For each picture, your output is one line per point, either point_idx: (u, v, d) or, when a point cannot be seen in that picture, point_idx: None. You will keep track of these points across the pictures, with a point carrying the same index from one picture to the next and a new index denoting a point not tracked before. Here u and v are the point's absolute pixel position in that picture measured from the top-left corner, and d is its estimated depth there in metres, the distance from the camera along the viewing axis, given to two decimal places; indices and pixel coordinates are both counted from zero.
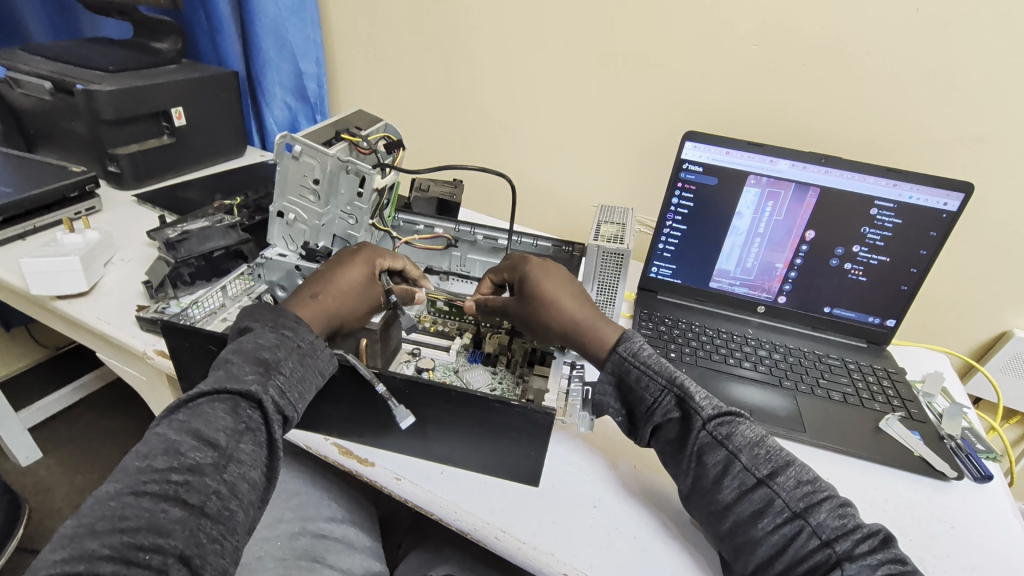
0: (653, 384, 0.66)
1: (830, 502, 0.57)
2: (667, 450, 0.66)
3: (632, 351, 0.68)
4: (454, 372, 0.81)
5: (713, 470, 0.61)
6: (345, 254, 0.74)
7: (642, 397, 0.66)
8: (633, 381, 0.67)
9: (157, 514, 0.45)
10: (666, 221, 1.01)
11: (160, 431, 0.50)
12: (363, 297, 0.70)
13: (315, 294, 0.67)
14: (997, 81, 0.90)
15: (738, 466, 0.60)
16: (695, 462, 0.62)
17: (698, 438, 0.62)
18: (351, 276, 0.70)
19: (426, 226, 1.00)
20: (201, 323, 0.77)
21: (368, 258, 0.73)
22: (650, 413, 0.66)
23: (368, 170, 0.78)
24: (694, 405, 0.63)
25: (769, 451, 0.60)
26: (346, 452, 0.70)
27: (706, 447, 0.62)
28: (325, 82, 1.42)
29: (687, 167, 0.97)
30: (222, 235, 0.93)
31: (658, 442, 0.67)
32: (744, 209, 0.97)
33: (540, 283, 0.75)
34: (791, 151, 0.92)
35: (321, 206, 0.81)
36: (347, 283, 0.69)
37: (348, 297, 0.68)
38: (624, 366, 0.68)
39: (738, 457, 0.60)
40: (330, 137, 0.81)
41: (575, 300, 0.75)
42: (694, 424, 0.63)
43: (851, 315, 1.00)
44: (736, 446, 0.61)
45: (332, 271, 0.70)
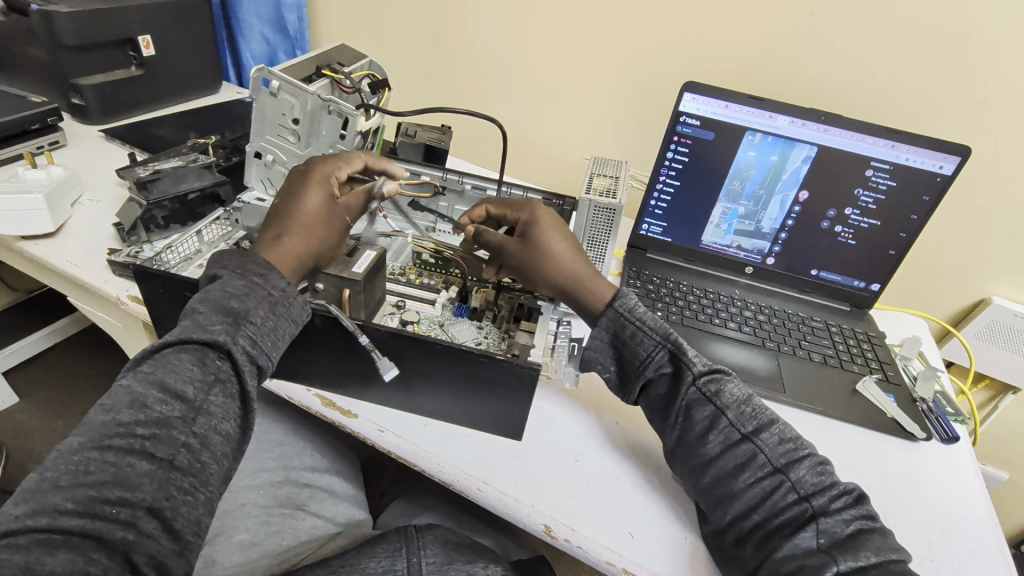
0: (647, 340, 0.66)
1: (810, 460, 0.59)
2: (655, 406, 0.66)
3: (627, 307, 0.68)
4: (439, 326, 0.80)
5: (700, 425, 0.61)
6: (294, 178, 0.69)
7: (636, 352, 0.66)
8: (627, 336, 0.67)
9: (124, 467, 0.44)
10: (659, 177, 0.99)
11: (125, 384, 0.49)
12: (330, 221, 0.68)
13: (280, 235, 0.64)
14: (1007, 41, 0.87)
15: (724, 422, 0.60)
16: (683, 417, 0.63)
17: (687, 394, 0.62)
18: (312, 204, 0.67)
19: (412, 173, 0.96)
20: (175, 269, 0.73)
21: (320, 178, 0.69)
22: (642, 368, 0.65)
23: (351, 111, 0.74)
24: (686, 361, 0.63)
25: (755, 409, 0.61)
26: (329, 403, 0.69)
27: (694, 404, 0.62)
28: (305, 14, 1.32)
29: (685, 120, 0.93)
30: (197, 176, 0.89)
31: (647, 399, 0.67)
32: (740, 166, 0.95)
33: (548, 232, 0.74)
34: (791, 107, 0.89)
35: (301, 148, 0.77)
36: (309, 212, 0.67)
37: (317, 226, 0.67)
38: (619, 322, 0.68)
39: (725, 413, 0.61)
40: (311, 73, 0.76)
41: (578, 252, 0.74)
42: (684, 380, 0.63)
43: (837, 278, 1.00)
44: (725, 403, 0.61)
45: (291, 204, 0.67)
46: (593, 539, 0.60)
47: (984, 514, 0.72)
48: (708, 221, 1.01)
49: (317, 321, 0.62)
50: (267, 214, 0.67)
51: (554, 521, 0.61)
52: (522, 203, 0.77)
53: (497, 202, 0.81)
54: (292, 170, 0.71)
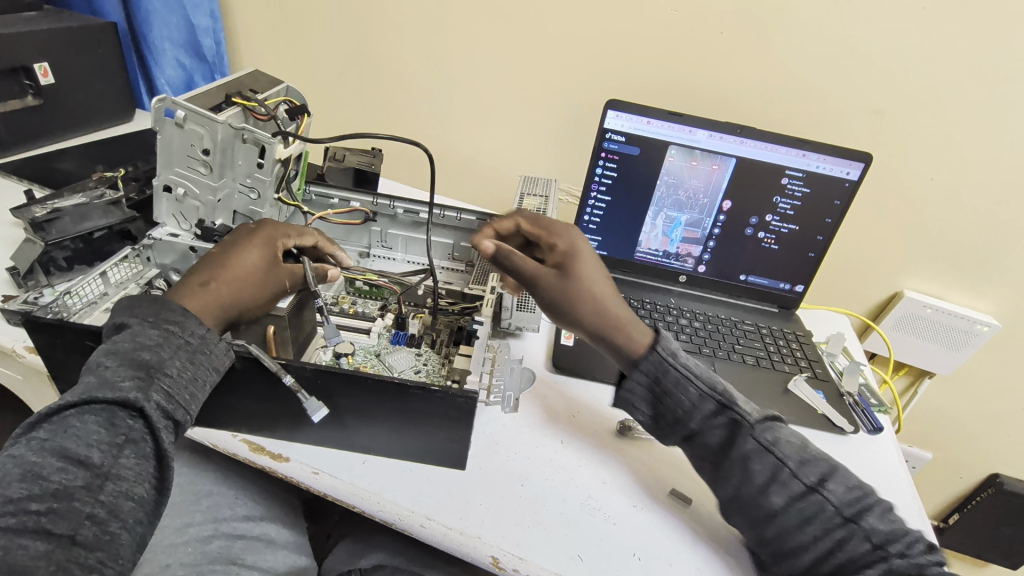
0: (692, 389, 0.66)
1: (878, 507, 0.60)
2: (704, 456, 0.65)
3: (670, 351, 0.68)
4: (375, 355, 0.78)
5: (760, 477, 0.61)
6: (240, 233, 0.65)
7: (680, 401, 0.66)
8: (672, 383, 0.67)
9: (14, 551, 0.39)
10: (591, 192, 1.00)
11: (15, 452, 0.44)
12: (264, 282, 0.62)
13: (204, 283, 0.59)
14: (893, 56, 0.95)
15: (786, 473, 0.61)
16: (740, 468, 0.62)
17: (744, 444, 0.63)
18: (249, 259, 0.62)
19: (341, 200, 0.94)
20: (77, 317, 0.67)
21: (267, 237, 0.65)
22: (687, 419, 0.66)
23: (268, 139, 0.71)
24: (741, 412, 0.64)
25: (815, 458, 0.63)
26: (257, 448, 0.65)
27: (752, 455, 0.62)
28: (223, 38, 1.28)
29: (610, 137, 0.96)
30: (102, 213, 0.83)
31: (692, 447, 0.66)
32: (667, 177, 0.98)
33: (589, 266, 0.70)
34: (708, 122, 0.93)
35: (214, 180, 0.73)
36: (242, 268, 0.61)
37: (246, 284, 0.61)
38: (662, 366, 0.67)
39: (786, 462, 0.61)
40: (220, 103, 0.73)
41: (615, 294, 0.72)
42: (741, 431, 0.63)
43: (764, 282, 1.05)
44: (784, 452, 0.62)
45: (226, 254, 0.62)
46: (542, 565, 0.59)
47: (911, 500, 0.76)
48: (654, 229, 1.02)
49: (236, 363, 0.58)
50: (198, 261, 0.62)
51: (502, 551, 0.59)
52: (562, 228, 0.72)
53: (531, 222, 0.75)
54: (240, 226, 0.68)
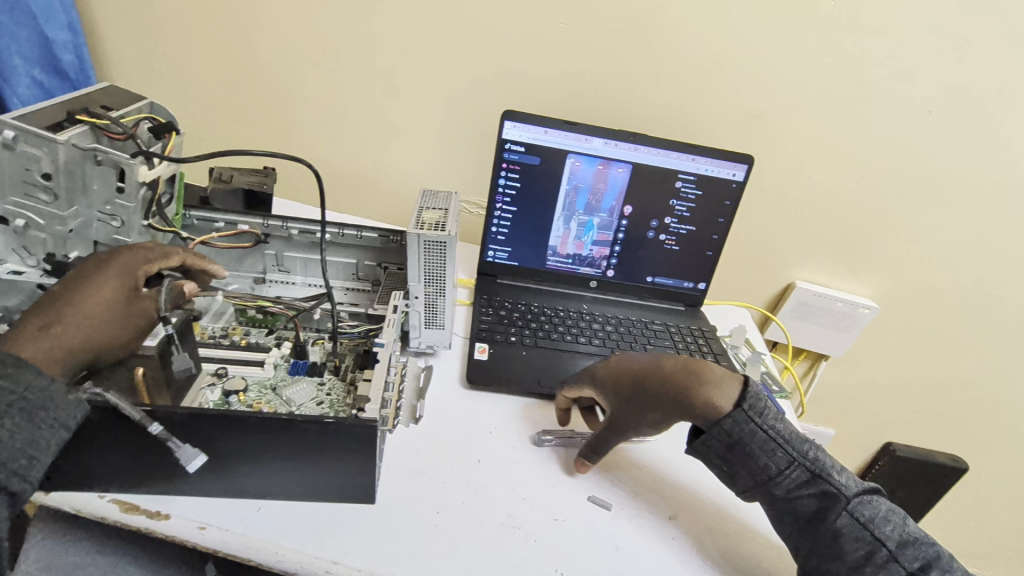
0: (781, 454, 0.65)
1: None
2: (789, 522, 0.65)
3: (757, 410, 0.67)
4: (272, 389, 0.72)
5: (856, 555, 0.61)
6: (91, 265, 0.59)
7: (766, 464, 0.66)
8: (756, 445, 0.66)
9: None
10: (496, 203, 1.01)
11: None
12: (122, 313, 0.57)
13: (48, 327, 0.53)
14: (763, 65, 1.02)
15: (884, 555, 0.60)
16: (831, 541, 0.62)
17: (839, 517, 0.62)
18: (101, 292, 0.57)
19: (227, 223, 0.88)
20: None
21: (122, 266, 0.59)
22: (773, 483, 0.65)
23: (127, 159, 0.65)
24: (838, 485, 0.63)
25: (919, 546, 0.61)
26: (131, 508, 0.57)
27: (846, 529, 0.61)
28: (86, 53, 1.18)
29: (510, 147, 0.96)
30: None
31: (774, 510, 0.66)
32: (570, 182, 0.99)
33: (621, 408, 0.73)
34: (603, 130, 0.96)
35: (62, 208, 0.65)
36: (93, 304, 0.56)
37: (100, 320, 0.55)
38: (748, 429, 0.66)
39: (886, 544, 0.61)
40: (61, 120, 0.65)
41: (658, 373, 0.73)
42: (838, 505, 0.62)
43: (669, 282, 1.09)
44: (882, 532, 0.61)
45: (75, 291, 0.56)
46: None
47: None
48: (567, 234, 1.03)
49: (91, 416, 0.50)
50: (41, 302, 0.56)
51: None
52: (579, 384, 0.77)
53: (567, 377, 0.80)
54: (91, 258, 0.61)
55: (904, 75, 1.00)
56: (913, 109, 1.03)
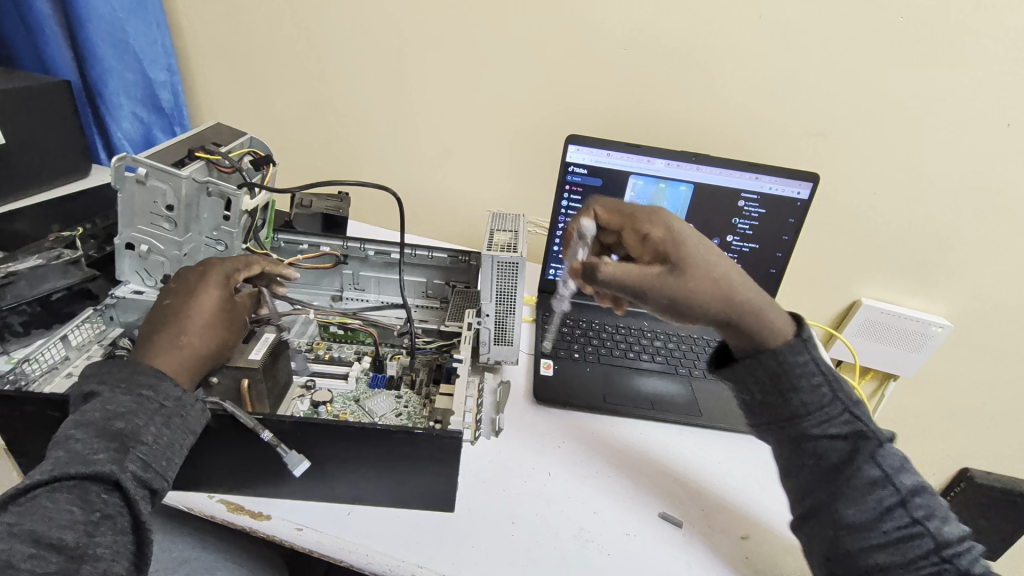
0: (821, 392, 0.64)
1: (975, 553, 0.59)
2: (808, 465, 0.63)
3: (811, 345, 0.65)
4: (354, 401, 0.77)
5: (870, 499, 0.60)
6: (193, 277, 0.64)
7: (803, 398, 0.64)
8: (801, 378, 0.64)
9: None
10: (558, 223, 1.04)
11: None
12: (231, 318, 0.63)
13: (182, 339, 0.58)
14: (827, 82, 1.02)
15: (898, 501, 0.60)
16: (851, 481, 0.61)
17: (864, 460, 0.61)
18: (210, 301, 0.61)
19: (311, 245, 0.95)
20: (38, 384, 0.63)
21: (223, 276, 0.65)
22: (804, 417, 0.64)
23: (233, 191, 0.71)
24: (873, 430, 0.62)
25: (930, 498, 0.61)
26: (236, 508, 0.62)
27: (866, 473, 0.61)
28: (181, 91, 1.30)
29: (573, 169, 1.01)
30: (61, 274, 0.81)
31: (796, 447, 0.64)
32: (633, 201, 1.03)
33: (698, 252, 0.64)
34: (665, 151, 0.99)
35: (179, 234, 0.72)
36: (206, 312, 0.60)
37: (216, 325, 0.60)
38: (798, 360, 0.64)
39: (898, 491, 0.60)
40: (181, 157, 0.73)
41: (736, 270, 0.65)
42: (865, 447, 0.61)
43: None
44: (901, 480, 0.61)
45: (185, 304, 0.60)
46: None
47: None
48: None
49: (210, 421, 0.56)
50: (158, 317, 0.60)
51: None
52: (652, 217, 0.69)
53: (613, 211, 0.76)
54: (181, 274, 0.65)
55: (980, 87, 0.97)
56: (990, 122, 0.99)
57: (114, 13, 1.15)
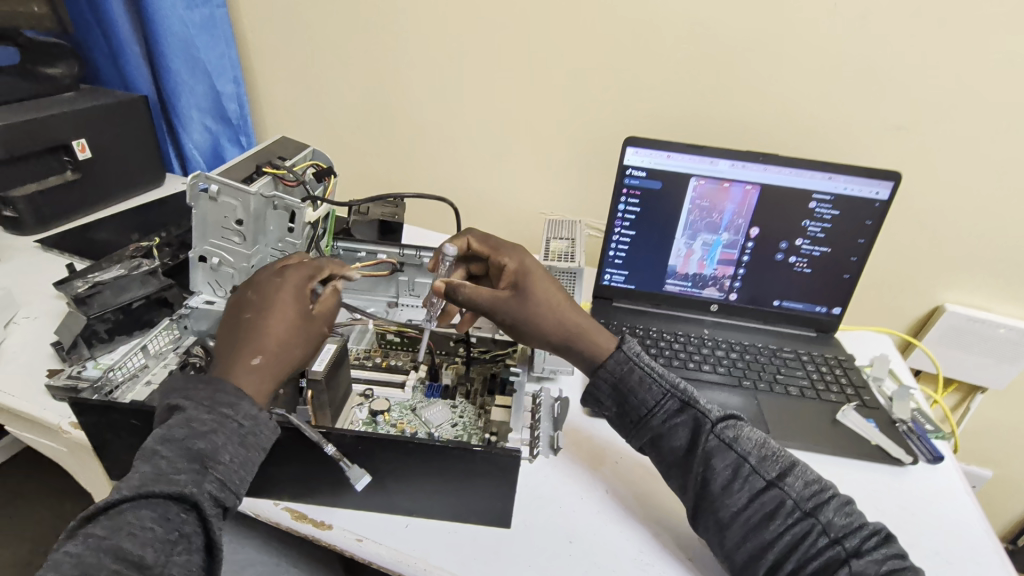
0: (655, 388, 0.67)
1: (837, 501, 0.62)
2: (669, 459, 0.66)
3: (635, 351, 0.70)
4: (411, 411, 0.77)
5: (723, 475, 0.63)
6: (267, 286, 0.61)
7: (643, 400, 0.67)
8: (634, 382, 0.68)
9: None
10: (614, 228, 1.02)
11: (71, 552, 0.43)
12: (306, 331, 0.61)
13: (255, 360, 0.56)
14: (912, 72, 0.94)
15: (748, 468, 0.62)
16: (704, 465, 0.64)
17: (707, 442, 0.64)
18: (284, 315, 0.59)
19: (368, 253, 0.96)
20: (121, 391, 0.68)
21: (297, 287, 0.62)
22: (650, 416, 0.67)
23: (299, 204, 0.74)
24: (703, 409, 0.66)
25: (775, 454, 0.64)
26: (300, 516, 0.64)
27: (716, 451, 0.63)
28: (246, 101, 1.34)
29: (631, 172, 0.98)
30: (140, 284, 0.85)
31: (657, 446, 0.67)
32: (691, 203, 0.99)
33: (540, 284, 0.70)
34: (729, 151, 0.95)
35: (248, 248, 0.75)
36: (280, 327, 0.58)
37: (290, 341, 0.59)
38: (626, 366, 0.69)
39: (747, 458, 0.63)
40: (250, 173, 0.76)
41: (568, 300, 0.71)
42: (704, 429, 0.65)
43: (799, 306, 1.04)
44: (744, 448, 0.64)
45: (260, 316, 0.58)
46: None
47: (987, 538, 0.71)
48: (690, 253, 1.02)
49: (283, 436, 0.58)
50: (233, 334, 0.58)
51: None
52: (509, 247, 0.72)
53: (482, 241, 0.74)
54: (254, 278, 0.63)
55: None
56: None
57: (186, 31, 1.21)
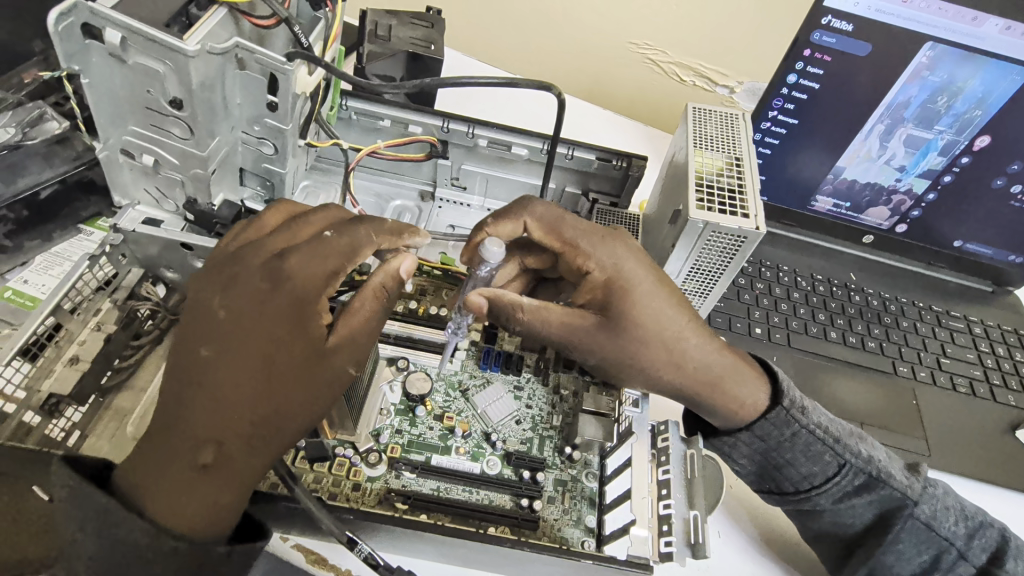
0: (829, 459, 0.46)
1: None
2: (831, 537, 0.48)
3: (801, 407, 0.46)
4: (460, 394, 0.55)
5: (915, 563, 0.46)
6: (245, 305, 0.36)
7: (807, 473, 0.47)
8: (798, 452, 0.46)
9: None
10: (769, 109, 0.68)
11: None
12: (309, 395, 0.37)
13: (206, 457, 0.35)
14: None
15: (953, 556, 0.46)
16: (887, 551, 0.46)
17: (901, 526, 0.46)
18: (259, 378, 0.36)
19: (394, 123, 0.63)
20: (37, 371, 0.44)
21: (297, 313, 0.36)
22: (815, 493, 0.47)
23: (282, 65, 0.41)
24: (899, 486, 0.46)
25: (983, 526, 0.47)
26: (317, 560, 0.47)
27: (908, 536, 0.46)
28: None
29: (829, 24, 0.61)
30: (43, 161, 0.55)
31: (814, 522, 0.48)
32: (912, 77, 0.63)
33: (651, 307, 0.42)
34: (1010, 2, 0.57)
35: (200, 144, 0.43)
36: (254, 396, 0.36)
37: (271, 421, 0.37)
38: (788, 431, 0.46)
39: (953, 543, 0.46)
40: (187, 1, 0.40)
41: (693, 327, 0.44)
42: (898, 510, 0.46)
43: (986, 252, 0.75)
44: (947, 528, 0.46)
45: (225, 376, 0.36)
46: None
47: None
48: (874, 155, 0.69)
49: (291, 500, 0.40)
50: (188, 389, 0.36)
51: None
52: (597, 238, 0.41)
53: (545, 227, 0.42)
54: (226, 262, 0.37)
55: None
56: None
57: None
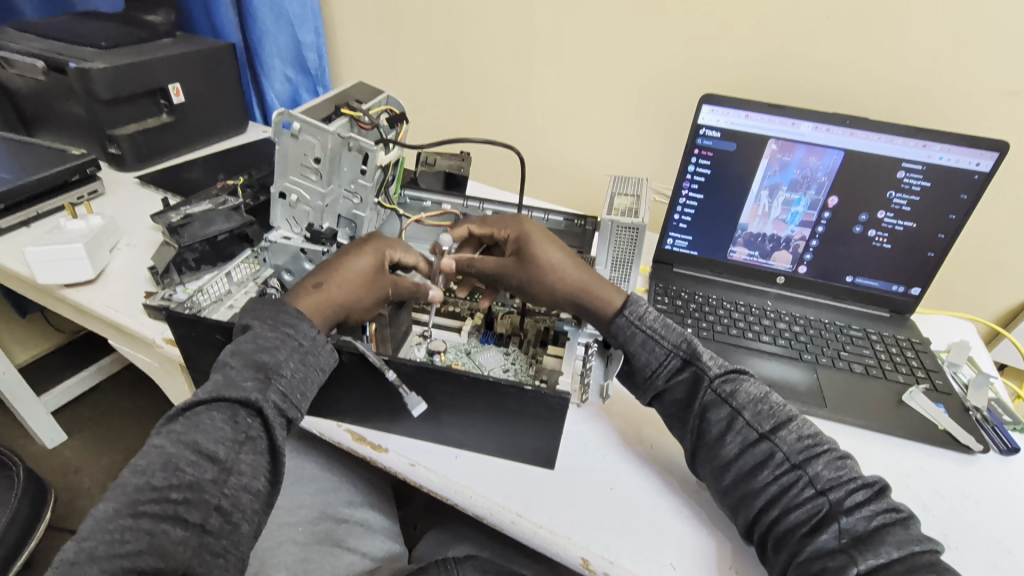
0: (658, 349, 0.69)
1: (828, 455, 0.62)
2: (672, 411, 0.69)
3: (637, 314, 0.70)
4: (466, 354, 0.80)
5: (717, 427, 0.65)
6: (358, 240, 0.71)
7: (647, 361, 0.69)
8: (637, 345, 0.70)
9: (158, 535, 0.48)
10: (682, 190, 0.99)
11: (158, 443, 0.53)
12: (370, 279, 0.67)
13: (317, 285, 0.65)
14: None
15: (741, 422, 0.64)
16: (699, 419, 0.66)
17: (703, 396, 0.66)
18: (357, 263, 0.67)
19: (433, 203, 1.00)
20: (206, 310, 0.76)
21: (379, 245, 0.70)
22: (654, 376, 0.69)
23: (371, 146, 0.77)
24: (704, 366, 0.67)
25: (772, 408, 0.65)
26: (359, 439, 0.71)
27: (710, 403, 0.65)
28: (325, 52, 1.41)
29: (705, 133, 0.95)
30: (225, 219, 0.93)
31: (661, 404, 0.70)
32: (770, 159, 0.94)
33: (542, 247, 0.72)
34: (814, 113, 0.90)
35: (323, 186, 0.79)
36: (349, 268, 0.66)
37: (352, 285, 0.66)
38: (630, 330, 0.70)
39: (741, 412, 0.64)
40: (330, 112, 0.79)
41: (573, 261, 0.73)
42: (700, 384, 0.66)
43: (874, 284, 0.98)
44: (739, 402, 0.65)
45: (339, 258, 0.68)
46: (629, 568, 0.61)
47: None
48: (764, 213, 0.97)
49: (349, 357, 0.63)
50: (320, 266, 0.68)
51: (592, 553, 0.61)
52: (507, 220, 0.75)
53: (481, 223, 0.76)
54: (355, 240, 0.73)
55: None
56: None
57: None
